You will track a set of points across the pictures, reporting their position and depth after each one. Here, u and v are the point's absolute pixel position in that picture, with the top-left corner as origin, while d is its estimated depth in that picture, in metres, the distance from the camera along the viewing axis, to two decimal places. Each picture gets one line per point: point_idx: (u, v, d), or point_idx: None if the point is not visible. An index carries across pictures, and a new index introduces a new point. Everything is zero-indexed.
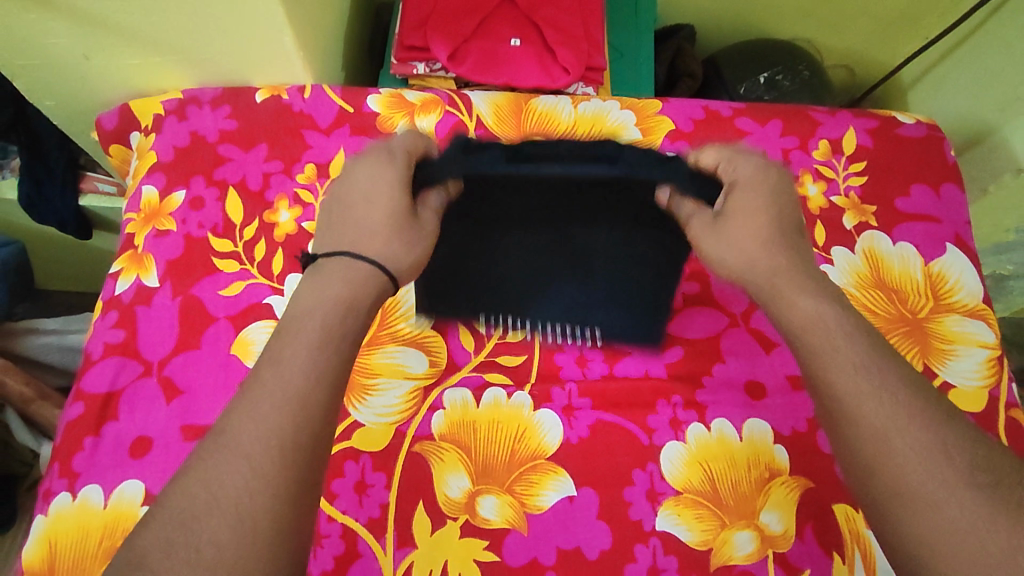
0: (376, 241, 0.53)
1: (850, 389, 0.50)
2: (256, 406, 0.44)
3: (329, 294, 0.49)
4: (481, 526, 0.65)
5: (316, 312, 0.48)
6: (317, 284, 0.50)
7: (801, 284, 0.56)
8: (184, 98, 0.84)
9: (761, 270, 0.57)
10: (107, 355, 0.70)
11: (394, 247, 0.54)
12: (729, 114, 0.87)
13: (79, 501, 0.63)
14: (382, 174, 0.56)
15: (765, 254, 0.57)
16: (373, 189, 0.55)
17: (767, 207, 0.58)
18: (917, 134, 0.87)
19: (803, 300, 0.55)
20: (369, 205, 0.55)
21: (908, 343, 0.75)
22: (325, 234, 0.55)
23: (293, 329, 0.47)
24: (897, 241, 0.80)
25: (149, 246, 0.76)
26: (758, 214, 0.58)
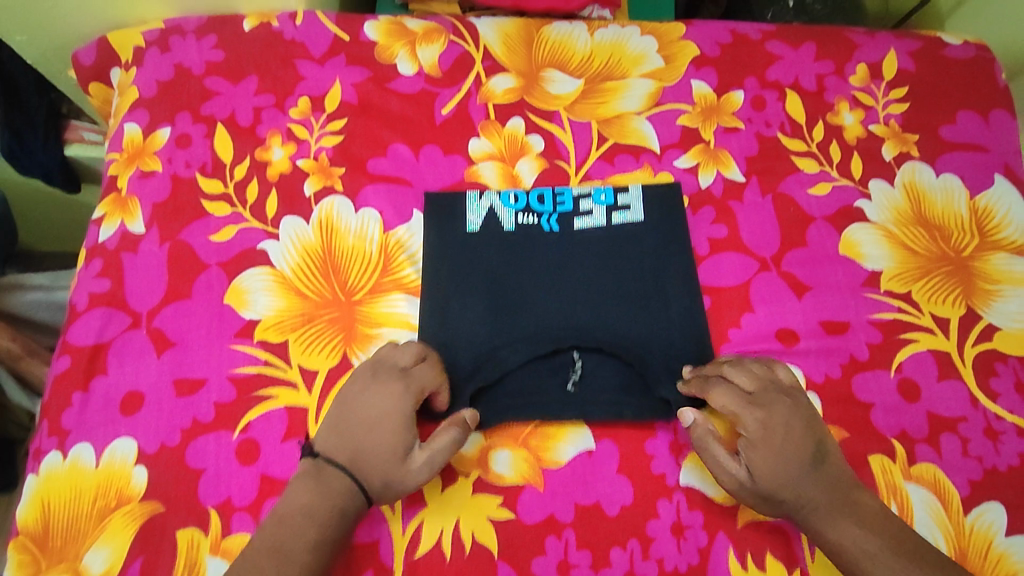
0: (373, 462, 0.57)
1: (866, 555, 0.55)
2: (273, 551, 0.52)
3: (321, 502, 0.55)
4: (494, 482, 0.61)
5: (319, 506, 0.55)
6: (317, 485, 0.56)
7: (834, 515, 0.56)
8: (166, 27, 0.77)
9: (800, 501, 0.56)
10: (93, 306, 0.65)
11: (376, 468, 0.56)
12: (759, 37, 0.80)
13: (70, 460, 0.61)
14: (398, 397, 0.58)
15: (789, 484, 0.57)
16: (382, 417, 0.58)
17: (788, 454, 0.57)
18: (964, 55, 0.80)
19: (843, 525, 0.56)
20: (375, 438, 0.57)
21: (951, 284, 0.70)
22: (330, 427, 0.59)
23: (312, 480, 0.56)
24: (940, 173, 0.74)
25: (133, 189, 0.70)
26: (771, 478, 0.57)
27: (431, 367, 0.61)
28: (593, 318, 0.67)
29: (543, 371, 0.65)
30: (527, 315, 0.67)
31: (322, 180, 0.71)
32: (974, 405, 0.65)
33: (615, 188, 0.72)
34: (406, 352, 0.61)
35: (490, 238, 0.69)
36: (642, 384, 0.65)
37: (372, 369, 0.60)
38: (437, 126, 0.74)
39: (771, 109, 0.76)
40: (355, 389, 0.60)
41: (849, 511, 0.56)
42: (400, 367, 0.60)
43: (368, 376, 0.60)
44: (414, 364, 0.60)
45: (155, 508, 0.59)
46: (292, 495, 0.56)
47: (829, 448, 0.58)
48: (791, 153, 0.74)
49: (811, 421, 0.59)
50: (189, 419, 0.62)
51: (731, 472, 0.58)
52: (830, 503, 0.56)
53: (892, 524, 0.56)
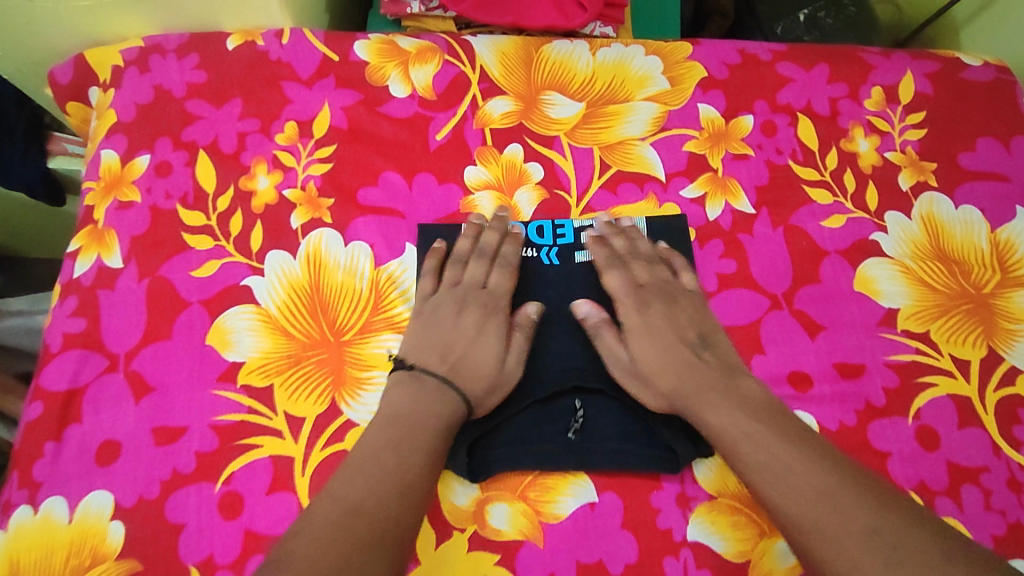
0: (476, 373, 0.59)
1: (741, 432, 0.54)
2: (359, 467, 0.52)
3: (424, 405, 0.56)
4: (491, 538, 0.58)
5: (425, 411, 0.56)
6: (417, 392, 0.57)
7: (710, 393, 0.57)
8: (145, 46, 0.73)
9: (679, 385, 0.58)
10: (67, 347, 0.62)
11: (480, 376, 0.59)
12: (769, 58, 0.76)
13: (41, 514, 0.57)
14: (489, 315, 0.63)
15: (671, 371, 0.59)
16: (477, 333, 0.62)
17: (667, 346, 0.61)
18: (984, 78, 0.76)
19: (722, 407, 0.56)
20: (472, 348, 0.61)
21: (971, 323, 0.66)
22: (419, 343, 0.61)
23: (409, 388, 0.57)
24: (959, 205, 0.71)
25: (110, 221, 0.66)
26: (656, 370, 0.60)
27: (506, 276, 0.65)
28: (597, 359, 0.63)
29: (545, 420, 0.61)
30: (530, 353, 0.63)
31: (310, 212, 0.67)
32: (996, 454, 0.62)
33: (618, 219, 0.68)
34: (478, 267, 0.65)
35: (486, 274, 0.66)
36: (646, 431, 0.61)
37: (455, 294, 0.64)
38: (431, 153, 0.70)
39: (782, 135, 0.73)
40: (439, 310, 0.63)
41: (731, 393, 0.57)
42: (480, 286, 0.65)
43: (454, 299, 0.64)
44: (488, 277, 0.65)
45: (131, 568, 0.55)
46: (388, 402, 0.57)
47: (714, 337, 0.62)
48: (803, 183, 0.71)
49: (700, 313, 0.63)
50: (169, 470, 0.59)
51: (618, 362, 0.61)
52: (709, 384, 0.58)
53: (775, 415, 0.56)
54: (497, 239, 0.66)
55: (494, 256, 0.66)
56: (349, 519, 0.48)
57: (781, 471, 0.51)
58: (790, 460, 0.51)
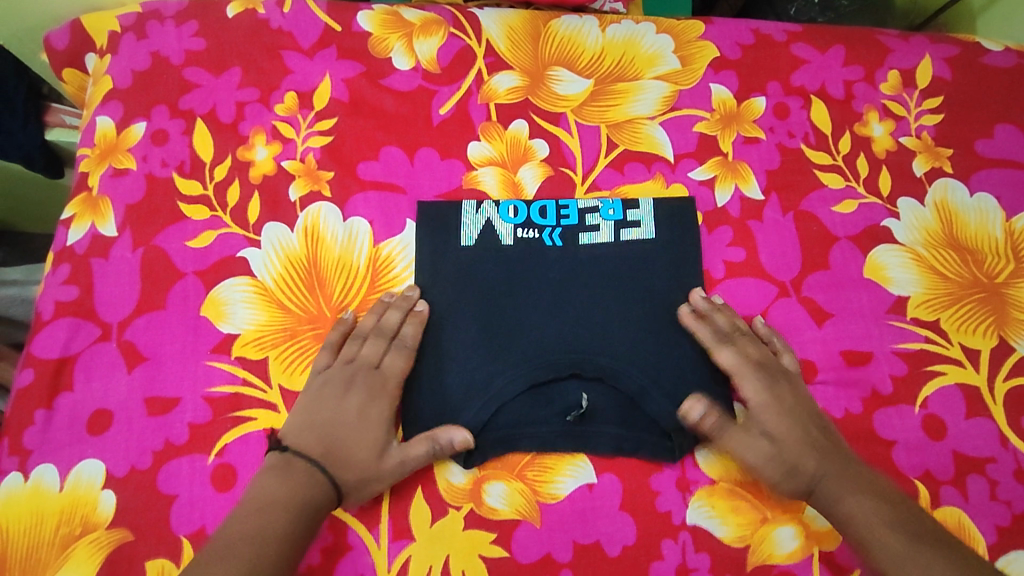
0: (352, 466, 0.55)
1: (872, 526, 0.52)
2: (229, 551, 0.48)
3: (290, 492, 0.52)
4: (487, 516, 0.57)
5: (296, 498, 0.52)
6: (286, 476, 0.53)
7: (846, 484, 0.55)
8: (143, 12, 0.72)
9: (813, 476, 0.56)
10: (59, 315, 0.61)
11: (355, 471, 0.55)
12: (783, 38, 0.74)
13: (31, 482, 0.56)
14: (381, 402, 0.59)
15: (807, 450, 0.56)
16: (361, 422, 0.58)
17: (793, 432, 0.57)
18: (1004, 63, 0.74)
19: (856, 496, 0.54)
20: (354, 438, 0.57)
21: (983, 312, 0.65)
22: (299, 421, 0.57)
23: (285, 475, 0.54)
24: (974, 192, 0.69)
25: (105, 189, 0.65)
26: (790, 459, 0.56)
27: (403, 359, 0.60)
28: (597, 342, 0.61)
29: (544, 404, 0.60)
30: (524, 337, 0.61)
31: (309, 184, 0.66)
32: (1005, 445, 0.61)
33: (625, 201, 0.67)
34: (375, 347, 0.60)
35: (487, 253, 0.64)
36: (647, 415, 0.60)
37: (346, 371, 0.59)
38: (434, 128, 0.69)
39: (795, 117, 0.71)
40: (326, 387, 0.59)
41: (860, 483, 0.55)
42: (372, 366, 0.60)
43: (344, 377, 0.59)
44: (384, 357, 0.60)
45: (123, 537, 0.54)
46: (263, 488, 0.53)
47: (828, 425, 0.59)
48: (814, 167, 0.69)
49: (800, 396, 0.60)
50: (161, 440, 0.57)
51: (756, 452, 0.57)
52: (835, 476, 0.55)
53: (890, 496, 0.54)
54: (400, 318, 0.61)
55: (392, 336, 0.61)
56: None
57: (934, 572, 0.49)
58: (929, 556, 0.50)
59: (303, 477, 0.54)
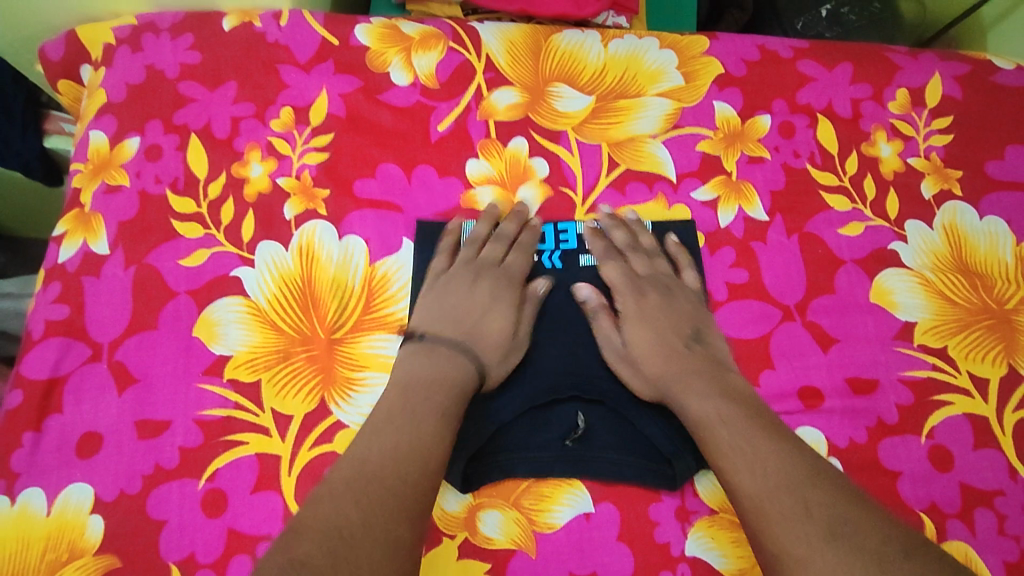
0: (486, 345, 0.58)
1: (709, 416, 0.53)
2: (386, 432, 0.49)
3: (443, 373, 0.54)
4: (482, 546, 0.56)
5: (444, 377, 0.54)
6: (430, 359, 0.56)
7: (698, 383, 0.55)
8: (139, 25, 0.71)
9: (669, 375, 0.57)
10: (49, 334, 0.60)
11: (492, 351, 0.58)
12: (789, 55, 0.73)
13: (18, 507, 0.55)
14: (505, 288, 0.62)
15: (663, 359, 0.58)
16: (490, 306, 0.60)
17: (661, 336, 0.60)
18: (1015, 82, 0.73)
19: (704, 395, 0.54)
20: (484, 320, 0.60)
21: (992, 340, 0.63)
22: (431, 313, 0.60)
23: (417, 392, 0.52)
24: (984, 215, 0.67)
25: (98, 205, 0.64)
26: (648, 355, 0.59)
27: (525, 258, 0.63)
28: (597, 367, 0.61)
29: (542, 430, 0.59)
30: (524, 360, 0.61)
31: (304, 202, 0.65)
32: (1014, 478, 0.59)
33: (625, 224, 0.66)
34: (496, 247, 0.63)
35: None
36: (646, 444, 0.59)
37: (470, 267, 0.62)
38: (432, 145, 0.67)
39: (800, 137, 0.70)
40: (453, 284, 0.62)
41: (714, 382, 0.55)
42: (496, 262, 0.63)
43: (469, 272, 0.62)
44: (506, 256, 0.63)
45: (110, 564, 0.53)
46: (406, 369, 0.55)
47: (709, 336, 0.60)
48: (820, 188, 0.68)
49: (697, 310, 0.62)
50: (151, 464, 0.56)
51: (609, 349, 0.60)
52: (690, 372, 0.57)
53: (746, 401, 0.54)
54: (517, 227, 0.64)
55: (512, 241, 0.64)
56: (371, 482, 0.45)
57: (754, 458, 0.49)
58: (758, 453, 0.49)
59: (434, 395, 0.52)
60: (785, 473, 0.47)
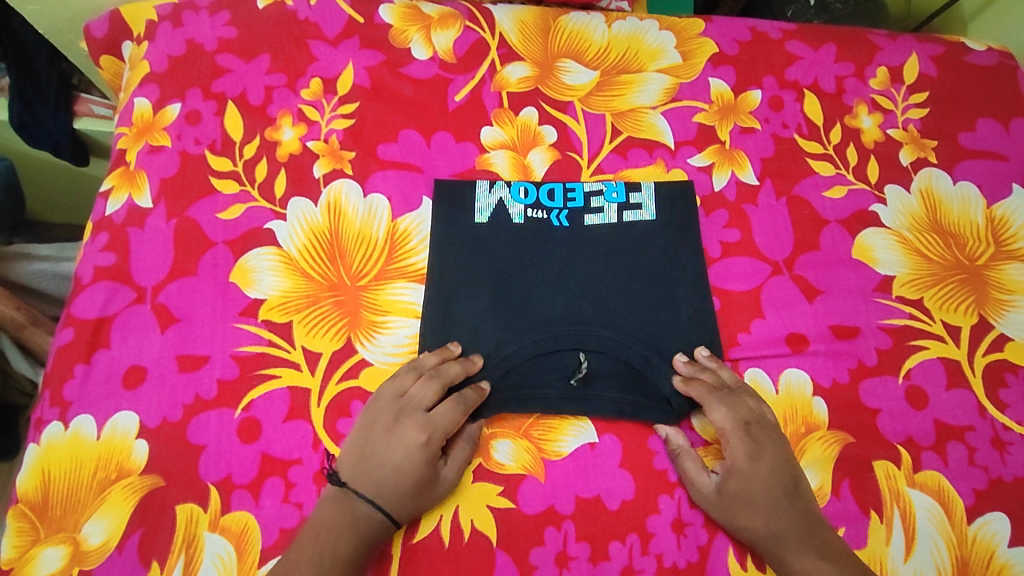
0: (397, 496, 0.56)
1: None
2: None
3: (354, 519, 0.55)
4: (494, 470, 0.60)
5: (329, 552, 0.53)
6: (348, 508, 0.56)
7: (804, 544, 0.56)
8: (180, 3, 0.77)
9: (772, 534, 0.57)
10: (97, 279, 0.65)
11: (399, 499, 0.56)
12: (778, 36, 0.79)
13: (71, 431, 0.60)
14: (421, 445, 0.58)
15: (769, 518, 0.57)
16: (406, 460, 0.57)
17: (764, 490, 0.58)
18: (987, 62, 0.79)
19: (809, 558, 0.56)
20: (398, 475, 0.57)
21: (964, 292, 0.69)
22: (353, 454, 0.58)
23: (328, 535, 0.54)
24: (958, 181, 0.73)
25: (142, 164, 0.70)
26: (756, 512, 0.57)
27: (433, 387, 0.60)
28: (599, 318, 0.66)
29: (548, 373, 0.64)
30: (534, 308, 0.66)
31: (332, 163, 0.70)
32: (982, 415, 0.64)
33: (627, 184, 0.71)
34: (427, 389, 0.60)
35: (501, 229, 0.69)
36: (645, 384, 0.64)
37: (395, 406, 0.59)
38: (449, 113, 0.73)
39: (788, 110, 0.75)
40: (376, 424, 0.59)
41: (819, 545, 0.57)
42: (423, 410, 0.59)
43: (392, 413, 0.59)
44: (412, 387, 0.60)
45: (154, 483, 0.58)
46: (324, 517, 0.55)
47: (802, 481, 0.59)
48: (806, 155, 0.74)
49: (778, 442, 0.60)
50: (191, 395, 0.61)
51: (704, 492, 0.59)
52: (799, 534, 0.57)
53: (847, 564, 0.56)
54: (460, 370, 0.61)
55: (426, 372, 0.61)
56: None
57: None
58: None
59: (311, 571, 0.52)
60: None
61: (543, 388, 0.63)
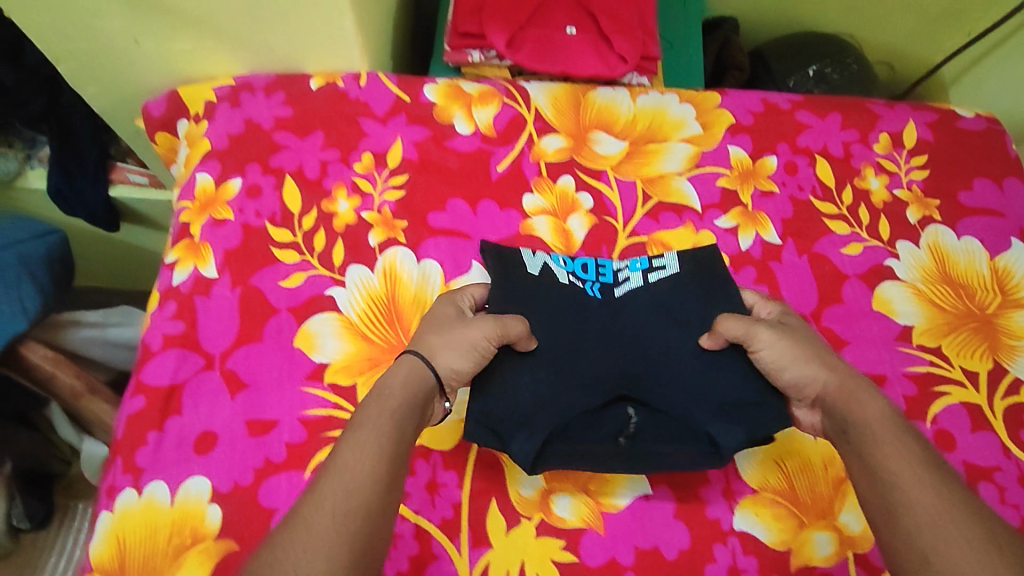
0: (427, 346, 0.59)
1: (882, 448, 0.54)
2: (344, 455, 0.49)
3: (397, 380, 0.55)
4: (556, 525, 0.63)
5: (393, 405, 0.53)
6: (403, 373, 0.56)
7: (865, 391, 0.58)
8: (237, 84, 0.82)
9: (830, 378, 0.59)
10: (166, 347, 0.68)
11: (431, 343, 0.59)
12: (788, 107, 0.86)
13: (145, 497, 0.61)
14: (437, 315, 0.62)
15: (819, 363, 0.60)
16: (429, 326, 0.61)
17: (812, 344, 0.62)
18: (977, 127, 0.86)
19: (866, 401, 0.57)
20: (426, 331, 0.61)
21: (977, 339, 0.74)
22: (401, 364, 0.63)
23: (382, 397, 0.54)
24: (962, 236, 0.80)
25: (205, 237, 0.73)
26: (808, 354, 0.61)
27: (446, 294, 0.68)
28: (643, 368, 0.64)
29: (600, 424, 0.63)
30: (577, 361, 0.64)
31: (386, 232, 0.75)
32: (1007, 456, 0.69)
33: (651, 255, 0.72)
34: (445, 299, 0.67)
35: (547, 286, 0.68)
36: (698, 432, 0.62)
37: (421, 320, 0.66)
38: (493, 182, 0.79)
39: (803, 174, 0.82)
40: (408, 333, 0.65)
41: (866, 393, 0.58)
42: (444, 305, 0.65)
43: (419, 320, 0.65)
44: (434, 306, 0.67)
45: (228, 547, 0.60)
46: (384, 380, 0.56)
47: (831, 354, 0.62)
48: (823, 216, 0.80)
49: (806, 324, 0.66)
50: (261, 459, 0.63)
51: (772, 343, 0.61)
52: (850, 383, 0.59)
53: (910, 432, 0.55)
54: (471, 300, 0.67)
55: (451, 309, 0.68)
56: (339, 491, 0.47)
57: (910, 478, 0.51)
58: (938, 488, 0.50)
59: (367, 440, 0.50)
60: (961, 516, 0.48)
61: (594, 440, 0.62)
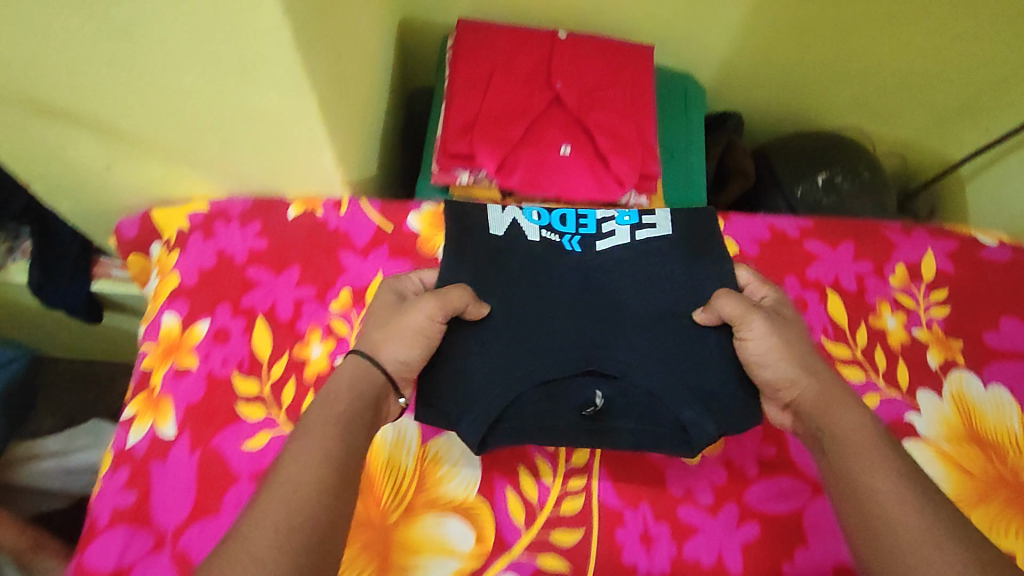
0: (372, 339, 0.58)
1: (861, 465, 0.52)
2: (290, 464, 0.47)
3: (354, 383, 0.55)
4: None
5: (346, 410, 0.52)
6: (352, 373, 0.56)
7: (845, 399, 0.57)
8: (211, 211, 0.78)
9: (811, 380, 0.58)
10: (115, 524, 0.62)
11: (372, 337, 0.58)
12: (797, 234, 0.81)
13: None
14: (383, 303, 0.62)
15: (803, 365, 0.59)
16: (376, 316, 0.61)
17: (800, 345, 0.61)
18: (1001, 258, 0.81)
19: (846, 412, 0.56)
20: (372, 322, 0.60)
21: (1013, 511, 0.65)
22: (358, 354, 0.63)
23: (331, 399, 0.53)
24: (989, 385, 0.73)
25: (165, 389, 0.69)
26: (793, 353, 0.59)
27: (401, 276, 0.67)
28: (615, 342, 0.64)
29: (558, 401, 0.61)
30: (544, 333, 0.63)
31: None
32: None
33: (641, 211, 0.73)
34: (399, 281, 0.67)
35: (516, 245, 0.69)
36: (666, 405, 0.61)
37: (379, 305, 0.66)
38: None
39: (813, 312, 0.75)
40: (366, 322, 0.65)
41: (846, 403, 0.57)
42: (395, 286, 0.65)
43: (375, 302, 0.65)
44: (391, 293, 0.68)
45: None
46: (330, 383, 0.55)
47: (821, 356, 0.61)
48: (836, 359, 0.72)
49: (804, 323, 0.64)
50: None
51: (757, 335, 0.60)
52: (834, 392, 0.57)
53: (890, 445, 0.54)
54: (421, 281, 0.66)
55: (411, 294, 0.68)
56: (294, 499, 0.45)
57: (884, 492, 0.49)
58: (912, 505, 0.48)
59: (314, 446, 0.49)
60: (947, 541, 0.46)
61: (551, 417, 0.61)
